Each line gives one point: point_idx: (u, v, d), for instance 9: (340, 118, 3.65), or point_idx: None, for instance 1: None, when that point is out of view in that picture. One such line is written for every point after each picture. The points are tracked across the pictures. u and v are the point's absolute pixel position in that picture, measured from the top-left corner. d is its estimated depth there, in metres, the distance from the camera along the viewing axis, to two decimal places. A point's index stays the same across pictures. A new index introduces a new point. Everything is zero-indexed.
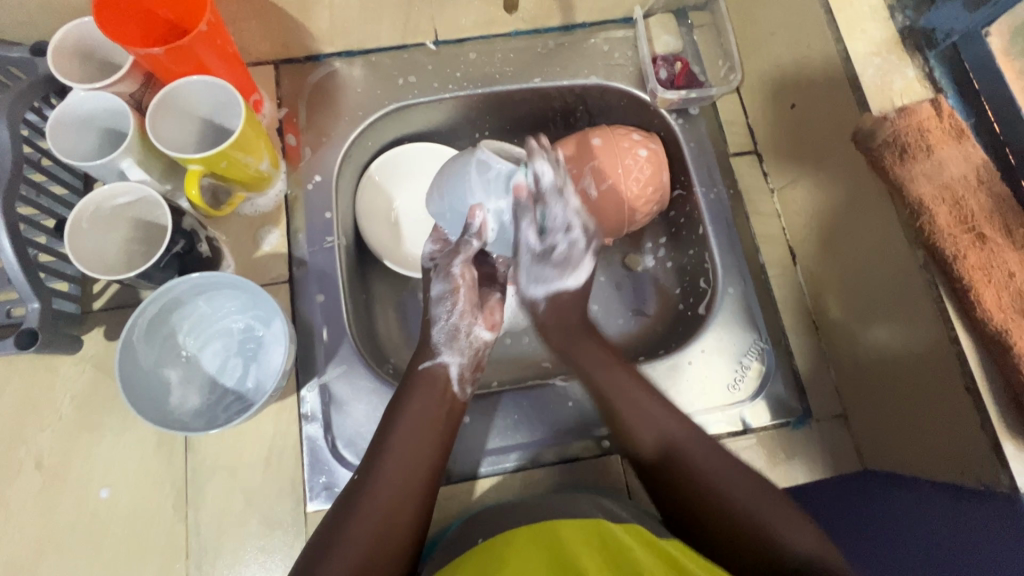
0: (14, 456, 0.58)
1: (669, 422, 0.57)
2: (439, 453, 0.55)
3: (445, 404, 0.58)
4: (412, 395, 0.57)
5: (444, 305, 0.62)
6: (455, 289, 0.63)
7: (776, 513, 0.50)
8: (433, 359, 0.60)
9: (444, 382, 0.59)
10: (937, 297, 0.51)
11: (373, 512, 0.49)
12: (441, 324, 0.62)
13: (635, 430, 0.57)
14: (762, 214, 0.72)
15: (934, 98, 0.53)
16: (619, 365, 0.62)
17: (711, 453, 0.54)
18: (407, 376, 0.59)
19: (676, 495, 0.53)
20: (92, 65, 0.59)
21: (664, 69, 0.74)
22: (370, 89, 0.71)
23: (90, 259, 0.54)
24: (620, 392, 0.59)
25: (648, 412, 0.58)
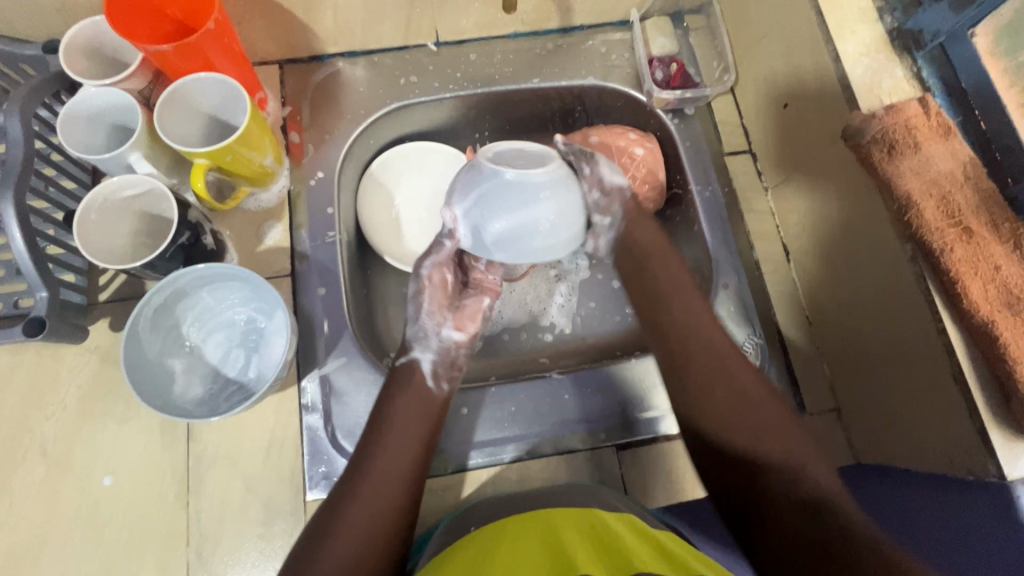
0: (19, 444, 0.58)
1: (721, 346, 0.55)
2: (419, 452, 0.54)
3: (425, 398, 0.58)
4: (397, 396, 0.57)
5: (415, 307, 0.61)
6: (422, 291, 0.61)
7: (797, 444, 0.49)
8: (405, 356, 0.60)
9: (419, 377, 0.59)
10: (925, 289, 0.52)
11: (361, 512, 0.49)
12: (411, 325, 0.61)
13: (687, 347, 0.56)
14: (757, 212, 0.74)
15: (921, 97, 0.54)
16: (705, 323, 0.57)
17: (752, 387, 0.53)
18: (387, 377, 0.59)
19: (708, 424, 0.52)
20: (102, 63, 0.60)
21: (660, 70, 0.76)
22: (372, 88, 0.73)
23: (98, 250, 0.56)
24: (686, 314, 0.57)
25: (694, 339, 0.56)
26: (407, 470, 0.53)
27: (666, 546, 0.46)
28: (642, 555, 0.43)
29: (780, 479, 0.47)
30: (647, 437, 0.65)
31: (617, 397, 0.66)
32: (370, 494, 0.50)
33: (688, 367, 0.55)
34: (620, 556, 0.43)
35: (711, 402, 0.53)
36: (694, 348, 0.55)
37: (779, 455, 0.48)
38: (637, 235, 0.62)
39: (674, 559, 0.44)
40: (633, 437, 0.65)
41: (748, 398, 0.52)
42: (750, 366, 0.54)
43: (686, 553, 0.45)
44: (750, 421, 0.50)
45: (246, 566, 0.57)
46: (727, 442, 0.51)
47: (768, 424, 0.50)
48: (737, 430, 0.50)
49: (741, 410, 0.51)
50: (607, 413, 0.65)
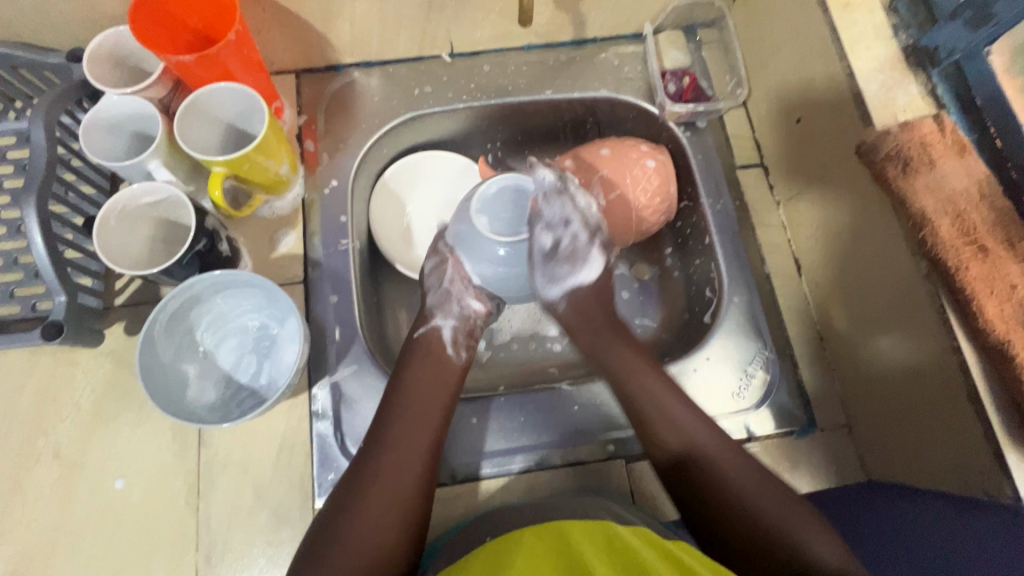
0: (33, 445, 0.59)
1: (687, 416, 0.57)
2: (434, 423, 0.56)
3: (442, 367, 0.60)
4: (415, 364, 0.60)
5: (435, 274, 0.65)
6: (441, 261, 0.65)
7: (804, 523, 0.49)
8: (427, 326, 0.64)
9: (438, 347, 0.62)
10: (939, 306, 0.52)
11: (378, 482, 0.51)
12: (432, 292, 0.65)
13: (657, 428, 0.57)
14: (768, 226, 0.74)
15: (936, 114, 0.54)
16: (666, 395, 0.58)
17: (731, 462, 0.54)
18: (406, 346, 0.63)
19: (698, 498, 0.53)
20: (123, 72, 0.61)
21: (672, 83, 0.76)
22: (387, 98, 0.74)
23: (117, 255, 0.56)
24: (639, 384, 0.59)
25: (664, 411, 0.57)
26: (425, 443, 0.54)
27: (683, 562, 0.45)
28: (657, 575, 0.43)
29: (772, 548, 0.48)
30: None
31: None
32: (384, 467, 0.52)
33: (659, 444, 0.56)
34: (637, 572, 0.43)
35: (698, 471, 0.54)
36: (649, 409, 0.58)
37: (769, 516, 0.50)
38: (603, 355, 0.63)
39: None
40: (641, 450, 0.64)
41: (734, 480, 0.52)
42: (707, 425, 0.56)
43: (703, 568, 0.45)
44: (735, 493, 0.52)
45: (254, 572, 0.57)
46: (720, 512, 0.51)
47: (754, 489, 0.52)
48: (729, 499, 0.52)
49: (734, 484, 0.52)
50: (616, 425, 0.65)
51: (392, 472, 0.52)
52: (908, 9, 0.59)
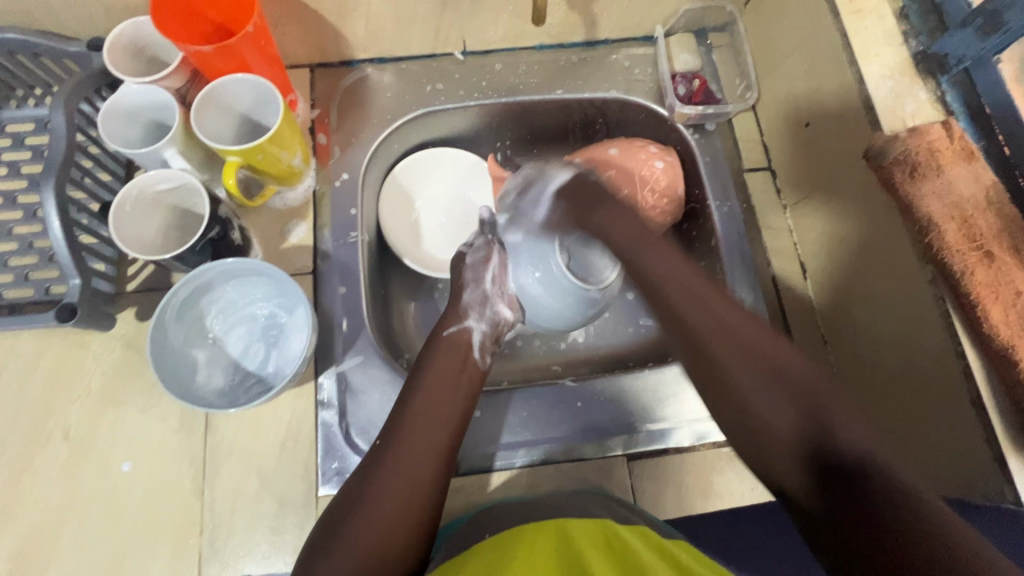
0: (43, 426, 0.60)
1: (724, 311, 0.53)
2: (457, 423, 0.56)
3: (467, 367, 0.60)
4: (435, 359, 0.59)
5: (475, 273, 0.66)
6: (484, 259, 0.67)
7: (845, 415, 0.47)
8: (458, 325, 0.63)
9: (466, 348, 0.62)
10: (944, 312, 0.52)
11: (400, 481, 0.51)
12: (472, 290, 0.65)
13: (683, 310, 0.55)
14: (775, 229, 0.74)
15: (945, 120, 0.54)
16: (701, 286, 0.55)
17: (764, 345, 0.52)
18: (430, 341, 0.62)
19: (733, 400, 0.51)
20: (142, 62, 0.62)
21: (682, 86, 0.77)
22: (399, 94, 0.75)
23: (132, 241, 0.57)
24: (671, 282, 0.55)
25: (707, 315, 0.53)
26: (441, 445, 0.54)
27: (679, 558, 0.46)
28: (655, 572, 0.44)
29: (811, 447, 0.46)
30: (658, 448, 0.65)
31: (628, 408, 0.66)
32: (405, 465, 0.52)
33: (700, 345, 0.53)
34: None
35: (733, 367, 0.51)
36: (695, 317, 0.54)
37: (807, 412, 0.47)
38: (614, 228, 0.59)
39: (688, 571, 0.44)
40: (642, 448, 0.65)
41: (768, 363, 0.50)
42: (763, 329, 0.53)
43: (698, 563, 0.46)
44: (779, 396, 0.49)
45: (257, 557, 0.58)
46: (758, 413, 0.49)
47: (794, 384, 0.49)
48: (776, 402, 0.49)
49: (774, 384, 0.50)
50: (619, 423, 0.65)
51: (413, 471, 0.52)
52: (918, 17, 0.60)
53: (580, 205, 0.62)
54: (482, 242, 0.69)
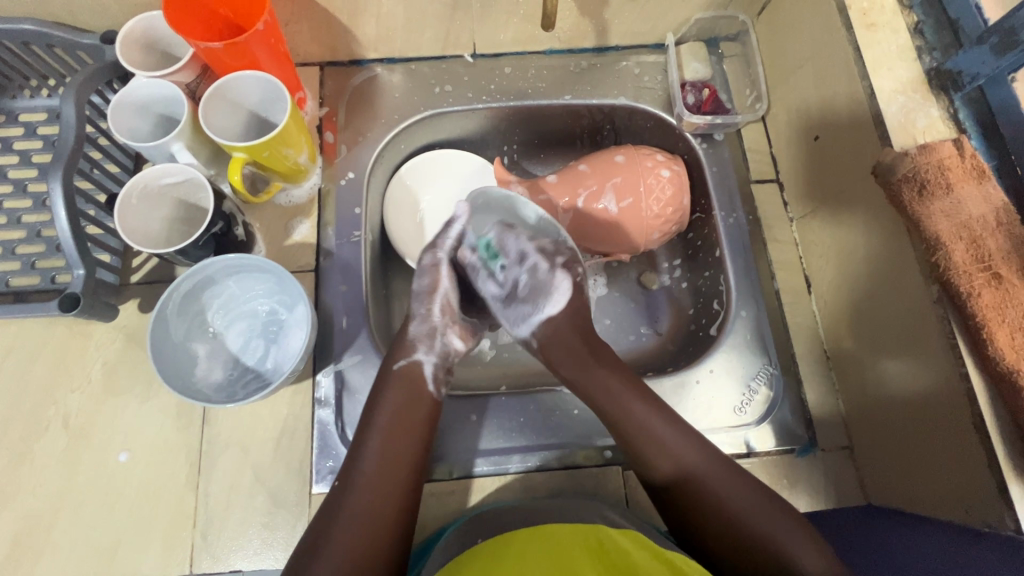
0: (44, 413, 0.61)
1: (661, 429, 0.56)
2: (407, 460, 0.54)
3: (416, 401, 0.58)
4: (389, 392, 0.58)
5: (423, 302, 0.64)
6: (431, 288, 0.65)
7: (789, 534, 0.49)
8: (408, 357, 0.61)
9: (421, 382, 0.59)
10: (949, 332, 0.51)
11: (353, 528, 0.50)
12: (419, 323, 0.63)
13: (620, 421, 0.57)
14: (780, 242, 0.73)
15: (957, 138, 0.54)
16: (647, 417, 0.56)
17: (696, 454, 0.55)
18: (382, 373, 0.60)
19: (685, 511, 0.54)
20: (153, 55, 0.63)
21: (691, 95, 0.76)
22: (407, 95, 0.75)
23: (136, 234, 0.58)
24: (598, 379, 0.59)
25: (640, 430, 0.56)
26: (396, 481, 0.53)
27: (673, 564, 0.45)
28: None
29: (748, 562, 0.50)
30: None
31: None
32: (356, 516, 0.50)
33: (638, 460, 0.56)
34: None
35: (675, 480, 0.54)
36: (624, 424, 0.56)
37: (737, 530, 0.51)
38: (554, 349, 0.62)
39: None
40: None
41: (706, 475, 0.54)
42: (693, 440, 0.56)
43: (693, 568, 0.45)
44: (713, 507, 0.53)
45: (248, 553, 0.58)
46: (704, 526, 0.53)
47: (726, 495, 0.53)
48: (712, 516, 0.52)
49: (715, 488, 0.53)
50: None
51: (361, 517, 0.50)
52: (933, 33, 0.59)
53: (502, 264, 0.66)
54: (429, 263, 0.66)
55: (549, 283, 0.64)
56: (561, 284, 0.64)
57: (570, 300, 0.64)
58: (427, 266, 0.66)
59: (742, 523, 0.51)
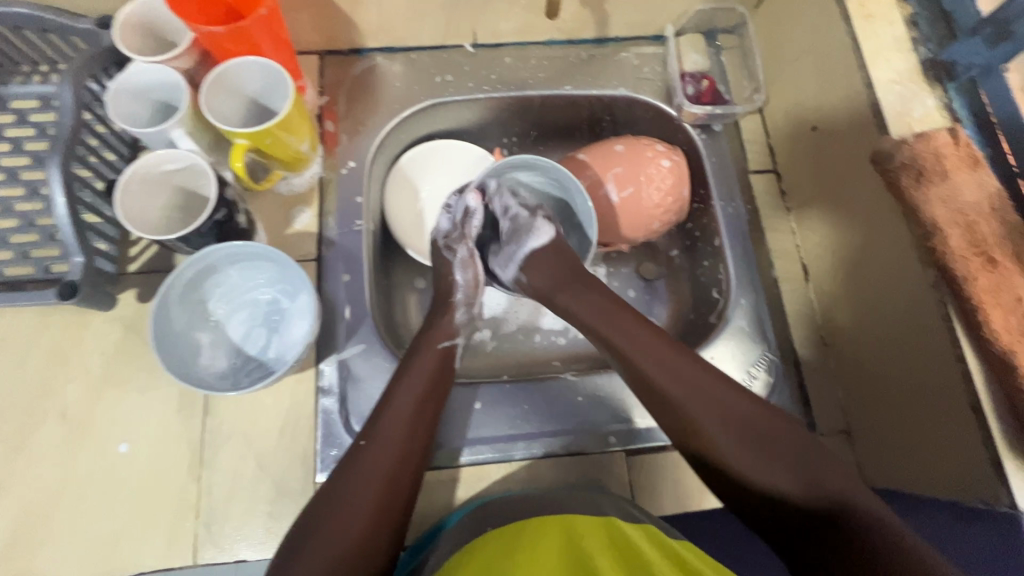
0: (40, 405, 0.59)
1: (693, 372, 0.53)
2: (428, 425, 0.55)
3: (445, 377, 0.60)
4: (418, 362, 0.59)
5: (467, 297, 0.66)
6: (474, 281, 0.67)
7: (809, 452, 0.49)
8: (450, 339, 0.63)
9: (450, 361, 0.61)
10: (946, 315, 0.53)
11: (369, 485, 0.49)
12: (462, 311, 0.66)
13: (623, 345, 0.56)
14: (778, 231, 0.74)
15: (952, 127, 0.55)
16: (649, 339, 0.56)
17: (696, 370, 0.54)
18: (419, 345, 0.61)
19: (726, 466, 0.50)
20: (151, 41, 0.62)
21: (691, 85, 0.77)
22: (408, 84, 0.75)
23: (135, 221, 0.57)
24: (588, 297, 0.60)
25: (669, 371, 0.54)
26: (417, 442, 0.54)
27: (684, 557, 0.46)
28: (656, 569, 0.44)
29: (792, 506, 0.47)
30: (657, 444, 0.65)
31: (628, 404, 0.66)
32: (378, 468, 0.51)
33: (673, 412, 0.53)
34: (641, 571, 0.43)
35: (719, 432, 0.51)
36: (626, 346, 0.56)
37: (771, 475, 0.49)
38: (581, 310, 0.60)
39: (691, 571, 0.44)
40: (641, 444, 0.65)
41: (713, 395, 0.52)
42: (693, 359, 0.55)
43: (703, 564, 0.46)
44: (755, 456, 0.49)
45: (252, 543, 0.57)
46: (741, 471, 0.49)
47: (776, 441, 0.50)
48: (751, 463, 0.50)
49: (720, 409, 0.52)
50: (618, 418, 0.66)
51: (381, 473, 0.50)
52: (927, 24, 0.61)
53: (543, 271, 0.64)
54: (464, 256, 0.67)
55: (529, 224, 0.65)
56: (541, 229, 0.65)
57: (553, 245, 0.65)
58: (462, 258, 0.67)
59: (754, 438, 0.50)
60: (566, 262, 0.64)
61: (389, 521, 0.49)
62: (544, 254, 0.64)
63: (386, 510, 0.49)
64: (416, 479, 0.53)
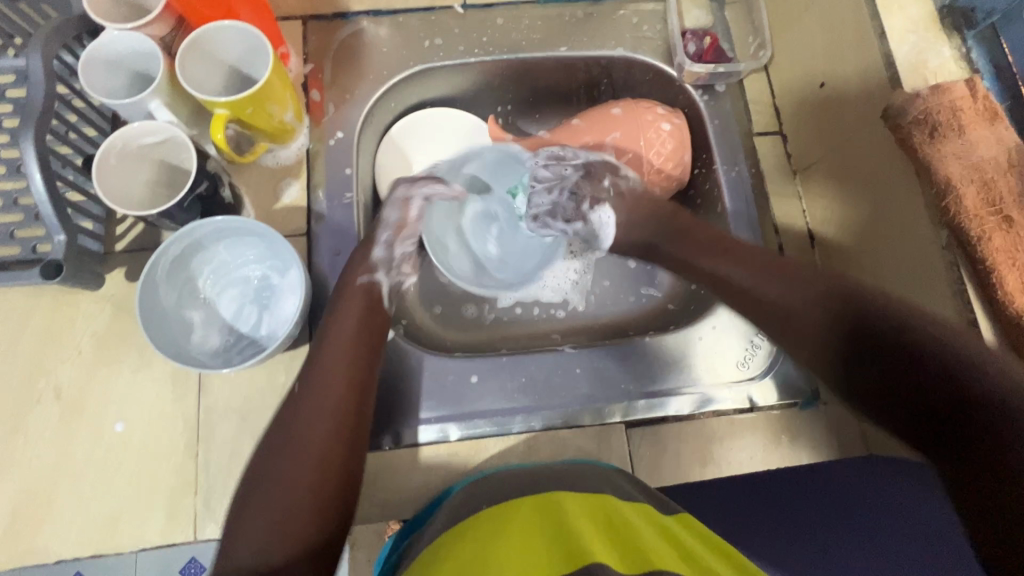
0: (35, 386, 0.59)
1: (781, 290, 0.52)
2: (359, 372, 0.53)
3: (373, 319, 0.58)
4: (341, 308, 0.57)
5: (390, 236, 0.63)
6: (401, 221, 0.63)
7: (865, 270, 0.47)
8: (371, 275, 0.60)
9: (376, 301, 0.59)
10: (958, 278, 0.50)
11: (304, 451, 0.47)
12: (381, 248, 0.62)
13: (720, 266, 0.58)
14: (784, 196, 0.72)
15: (969, 78, 0.51)
16: (748, 252, 0.57)
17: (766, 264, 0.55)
18: (339, 288, 0.59)
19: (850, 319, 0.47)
20: (125, 7, 0.59)
21: (693, 43, 0.73)
22: (396, 49, 0.72)
23: (117, 197, 0.55)
24: (725, 249, 0.59)
25: (767, 268, 0.55)
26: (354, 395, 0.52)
27: (678, 539, 0.46)
28: (651, 545, 0.43)
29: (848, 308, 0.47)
30: (657, 416, 0.64)
31: (628, 375, 0.65)
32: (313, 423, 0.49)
33: (760, 302, 0.54)
34: (628, 540, 0.44)
35: (800, 296, 0.51)
36: (717, 259, 0.58)
37: (850, 323, 0.47)
38: (680, 249, 0.62)
39: (691, 557, 0.44)
40: (642, 415, 0.64)
41: (777, 273, 0.53)
42: (760, 260, 0.55)
43: (705, 550, 0.45)
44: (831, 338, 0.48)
45: None
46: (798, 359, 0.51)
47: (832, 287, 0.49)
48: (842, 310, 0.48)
49: (785, 288, 0.52)
50: (618, 390, 0.65)
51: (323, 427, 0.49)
52: None
53: (649, 232, 0.65)
54: (400, 196, 0.64)
55: (594, 221, 0.68)
56: (603, 215, 0.68)
57: (620, 218, 0.67)
58: (397, 199, 0.64)
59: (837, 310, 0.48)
60: (661, 215, 0.65)
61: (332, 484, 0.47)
62: (620, 231, 0.67)
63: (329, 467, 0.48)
64: (359, 428, 0.51)
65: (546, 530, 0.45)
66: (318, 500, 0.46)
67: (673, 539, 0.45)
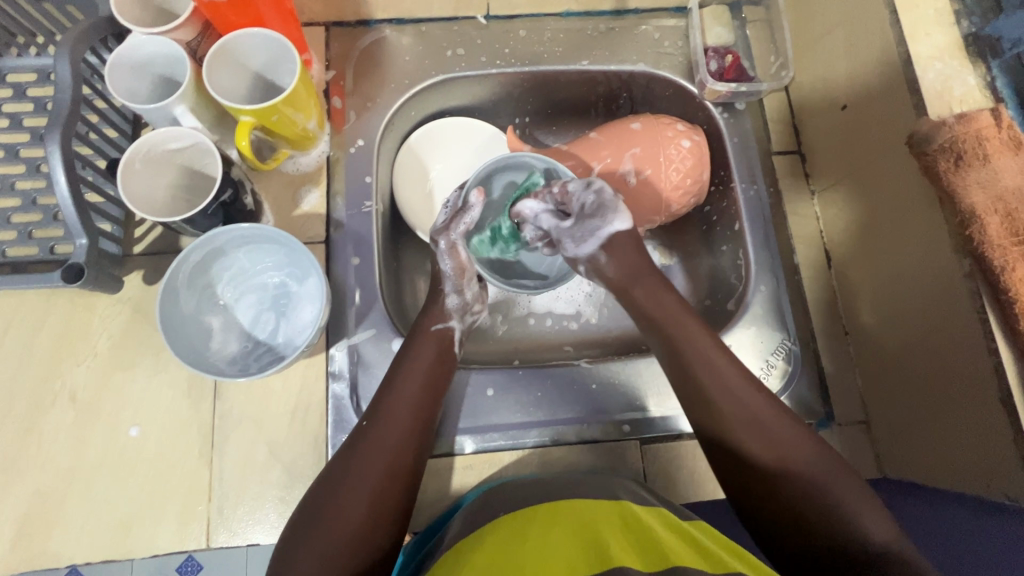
0: (50, 388, 0.59)
1: (743, 391, 0.51)
2: (430, 418, 0.55)
3: (445, 365, 0.58)
4: (419, 350, 0.57)
5: (455, 284, 0.62)
6: (459, 268, 0.62)
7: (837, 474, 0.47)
8: (444, 322, 0.61)
9: (448, 345, 0.60)
10: (979, 307, 0.51)
11: (364, 480, 0.49)
12: (453, 297, 0.62)
13: (684, 347, 0.53)
14: (801, 215, 0.72)
15: (994, 107, 0.51)
16: (721, 366, 0.52)
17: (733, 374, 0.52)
18: (417, 332, 0.59)
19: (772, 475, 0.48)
20: (150, 11, 0.59)
21: (714, 61, 0.73)
22: (418, 58, 0.72)
23: (140, 201, 0.55)
24: (684, 332, 0.54)
25: (705, 365, 0.52)
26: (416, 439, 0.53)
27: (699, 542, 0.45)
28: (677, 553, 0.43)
29: (820, 514, 0.45)
30: (671, 433, 0.64)
31: (642, 391, 0.65)
32: (374, 453, 0.50)
33: (710, 415, 0.51)
34: (656, 550, 0.43)
35: (762, 450, 0.49)
36: (683, 344, 0.53)
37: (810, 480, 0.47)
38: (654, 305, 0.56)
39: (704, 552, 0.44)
40: (656, 432, 0.64)
41: (731, 386, 0.51)
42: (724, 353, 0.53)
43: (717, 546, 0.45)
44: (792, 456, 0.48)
45: (264, 526, 0.57)
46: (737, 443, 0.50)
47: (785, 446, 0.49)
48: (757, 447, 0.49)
49: (748, 409, 0.50)
50: (633, 407, 0.64)
51: (383, 458, 0.50)
52: None
53: (626, 271, 0.57)
54: (446, 246, 0.61)
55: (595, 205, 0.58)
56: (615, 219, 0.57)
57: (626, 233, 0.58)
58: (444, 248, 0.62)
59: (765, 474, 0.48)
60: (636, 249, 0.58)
61: (386, 523, 0.48)
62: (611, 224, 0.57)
63: (382, 499, 0.49)
64: (416, 464, 0.52)
65: (571, 541, 0.45)
66: (373, 529, 0.47)
67: (692, 542, 0.45)
